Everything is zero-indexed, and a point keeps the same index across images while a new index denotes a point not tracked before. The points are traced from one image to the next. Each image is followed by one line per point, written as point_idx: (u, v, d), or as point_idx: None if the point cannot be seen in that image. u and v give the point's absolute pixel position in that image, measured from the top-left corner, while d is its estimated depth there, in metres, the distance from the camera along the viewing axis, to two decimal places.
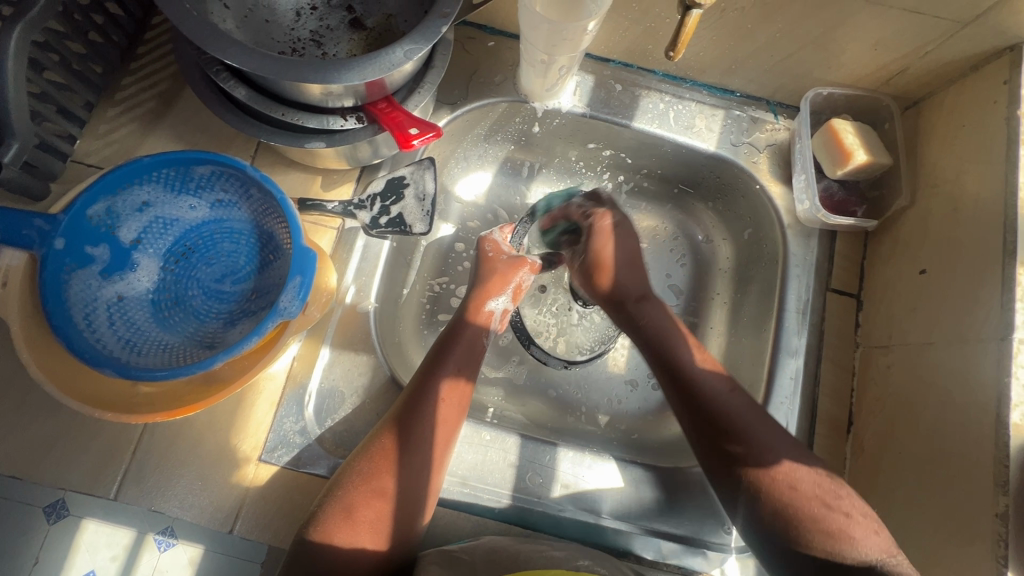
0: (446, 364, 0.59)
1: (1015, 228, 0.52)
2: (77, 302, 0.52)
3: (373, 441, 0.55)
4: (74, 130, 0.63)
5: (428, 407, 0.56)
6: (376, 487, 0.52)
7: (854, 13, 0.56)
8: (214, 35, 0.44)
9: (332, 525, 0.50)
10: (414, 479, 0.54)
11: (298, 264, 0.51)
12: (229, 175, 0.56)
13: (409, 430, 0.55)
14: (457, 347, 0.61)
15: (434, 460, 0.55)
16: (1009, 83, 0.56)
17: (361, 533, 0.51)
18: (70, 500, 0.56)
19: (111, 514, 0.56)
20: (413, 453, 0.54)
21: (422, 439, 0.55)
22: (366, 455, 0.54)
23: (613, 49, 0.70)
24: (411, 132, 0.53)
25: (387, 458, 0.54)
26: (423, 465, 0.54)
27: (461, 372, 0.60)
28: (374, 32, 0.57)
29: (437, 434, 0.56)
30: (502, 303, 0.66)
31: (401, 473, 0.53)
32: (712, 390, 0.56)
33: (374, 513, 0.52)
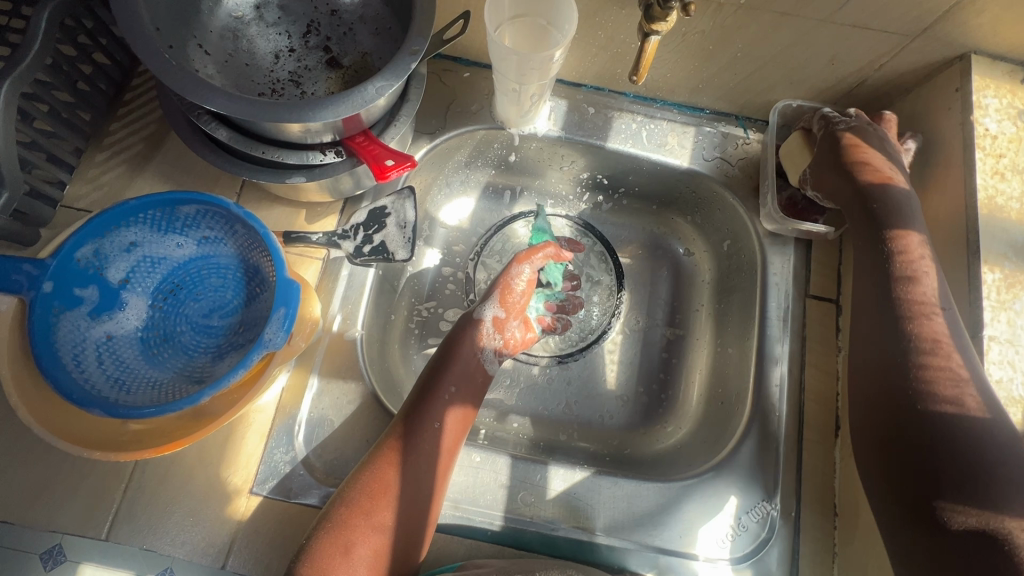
0: (443, 391, 0.60)
1: (976, 228, 0.54)
2: (67, 343, 0.53)
3: (369, 470, 0.55)
4: (64, 176, 0.65)
5: (426, 433, 0.57)
6: (371, 520, 0.53)
7: (808, 31, 0.59)
8: (193, 82, 0.46)
9: (325, 557, 0.50)
10: (410, 507, 0.54)
11: (282, 296, 0.52)
12: (214, 213, 0.58)
13: (406, 460, 0.56)
14: (453, 369, 0.62)
15: (432, 485, 0.56)
16: (960, 91, 0.58)
17: (356, 566, 0.51)
18: (66, 547, 0.56)
19: (107, 562, 0.55)
20: (412, 479, 0.55)
21: (420, 465, 0.56)
22: (361, 487, 0.54)
23: (584, 74, 0.73)
24: (388, 163, 0.54)
25: (384, 488, 0.54)
26: (420, 491, 0.55)
27: (460, 395, 0.61)
28: (350, 70, 0.60)
29: (433, 458, 0.57)
30: (490, 310, 0.67)
31: (397, 503, 0.54)
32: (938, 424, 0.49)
33: (370, 545, 0.52)
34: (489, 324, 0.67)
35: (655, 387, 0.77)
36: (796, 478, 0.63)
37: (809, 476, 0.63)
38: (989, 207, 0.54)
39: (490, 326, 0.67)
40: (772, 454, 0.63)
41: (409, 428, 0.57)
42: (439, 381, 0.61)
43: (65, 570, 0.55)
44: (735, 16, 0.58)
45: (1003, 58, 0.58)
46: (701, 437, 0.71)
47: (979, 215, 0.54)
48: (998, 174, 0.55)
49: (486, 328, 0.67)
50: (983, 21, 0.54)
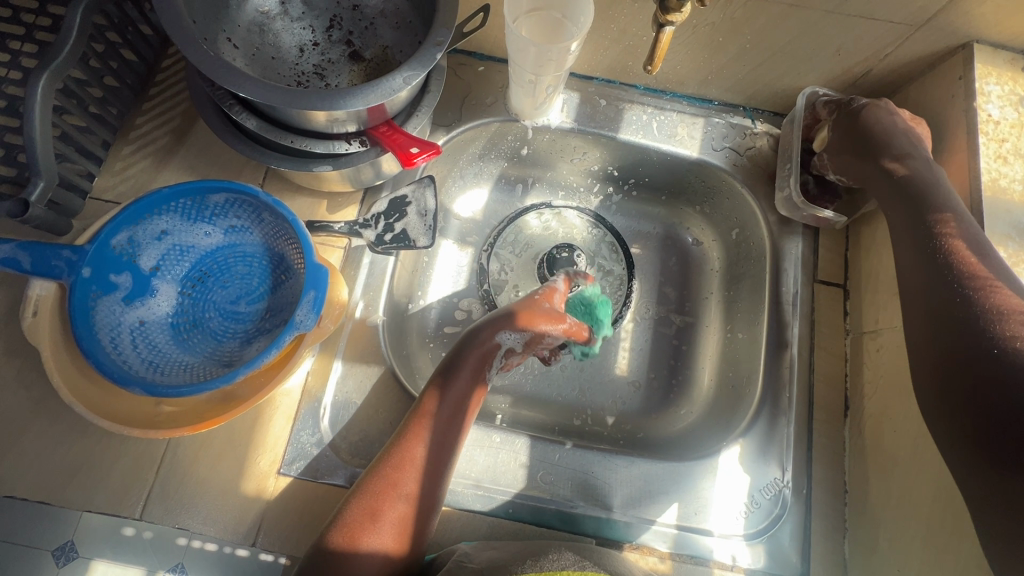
0: (461, 372, 0.62)
1: (981, 210, 0.56)
2: (103, 327, 0.55)
3: (395, 445, 0.57)
4: (93, 168, 0.67)
5: (444, 406, 0.59)
6: (397, 490, 0.54)
7: (816, 22, 0.61)
8: (228, 71, 0.47)
9: (358, 527, 0.51)
10: (435, 475, 0.56)
11: (311, 280, 0.54)
12: (242, 202, 0.60)
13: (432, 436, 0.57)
14: (469, 351, 0.64)
15: (450, 454, 0.58)
16: (964, 79, 0.60)
17: (383, 533, 0.52)
18: (79, 542, 0.56)
19: (120, 558, 0.56)
20: (435, 453, 0.57)
21: (440, 435, 0.58)
22: (388, 461, 0.56)
23: (596, 67, 0.75)
24: (413, 151, 0.56)
25: (410, 459, 0.55)
26: (444, 461, 0.57)
27: (479, 373, 0.63)
28: (372, 63, 0.62)
29: (453, 430, 0.59)
30: (509, 339, 0.66)
31: (423, 473, 0.55)
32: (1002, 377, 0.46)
33: (398, 514, 0.53)
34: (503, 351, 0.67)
35: (666, 373, 0.78)
36: (807, 457, 0.65)
37: (820, 455, 0.65)
38: (993, 190, 0.56)
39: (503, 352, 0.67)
40: (783, 433, 0.65)
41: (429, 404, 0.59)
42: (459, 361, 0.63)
43: (76, 567, 0.56)
44: (744, 8, 0.60)
45: (1005, 47, 0.60)
46: (714, 420, 0.72)
47: (983, 197, 0.56)
48: (1001, 158, 0.57)
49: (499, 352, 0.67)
50: (985, 11, 0.56)
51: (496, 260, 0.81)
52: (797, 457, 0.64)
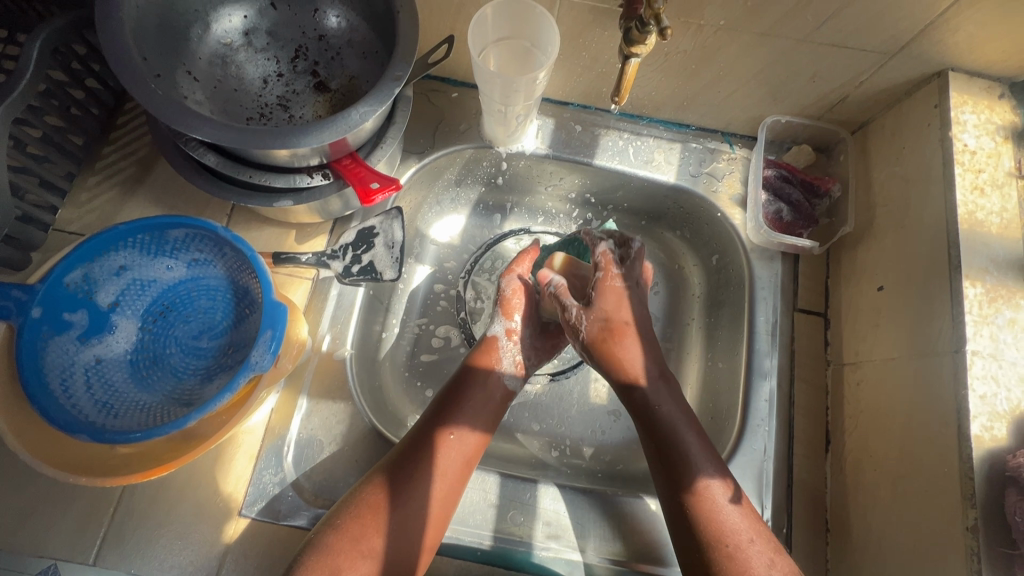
0: (451, 429, 0.58)
1: (958, 243, 0.54)
2: (54, 368, 0.53)
3: (361, 497, 0.54)
4: (56, 200, 0.66)
5: (428, 461, 0.56)
6: (360, 545, 0.52)
7: (788, 50, 0.60)
8: (178, 111, 0.46)
9: None
10: (403, 533, 0.54)
11: (269, 319, 0.52)
12: (202, 236, 0.58)
13: (399, 482, 0.55)
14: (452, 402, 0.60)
15: (432, 509, 0.55)
16: (939, 107, 0.59)
17: None
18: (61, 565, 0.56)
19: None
20: (404, 505, 0.54)
21: (408, 515, 0.54)
22: (351, 512, 0.54)
23: (570, 93, 0.74)
24: (373, 187, 0.55)
25: (376, 513, 0.53)
26: (410, 545, 0.54)
27: (480, 408, 0.61)
28: (338, 93, 0.61)
29: (430, 503, 0.55)
30: (505, 327, 0.66)
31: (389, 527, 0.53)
32: (677, 433, 0.56)
33: (359, 570, 0.51)
34: (506, 338, 0.66)
35: None
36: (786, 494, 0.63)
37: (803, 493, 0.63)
38: (970, 222, 0.55)
39: (508, 342, 0.65)
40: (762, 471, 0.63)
41: (409, 453, 0.57)
42: (438, 430, 0.58)
43: None
44: (715, 37, 0.59)
45: (981, 75, 0.59)
46: None
47: (960, 230, 0.54)
48: (978, 189, 0.56)
49: (505, 343, 0.65)
50: (958, 39, 0.55)
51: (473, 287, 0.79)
52: (776, 495, 0.62)
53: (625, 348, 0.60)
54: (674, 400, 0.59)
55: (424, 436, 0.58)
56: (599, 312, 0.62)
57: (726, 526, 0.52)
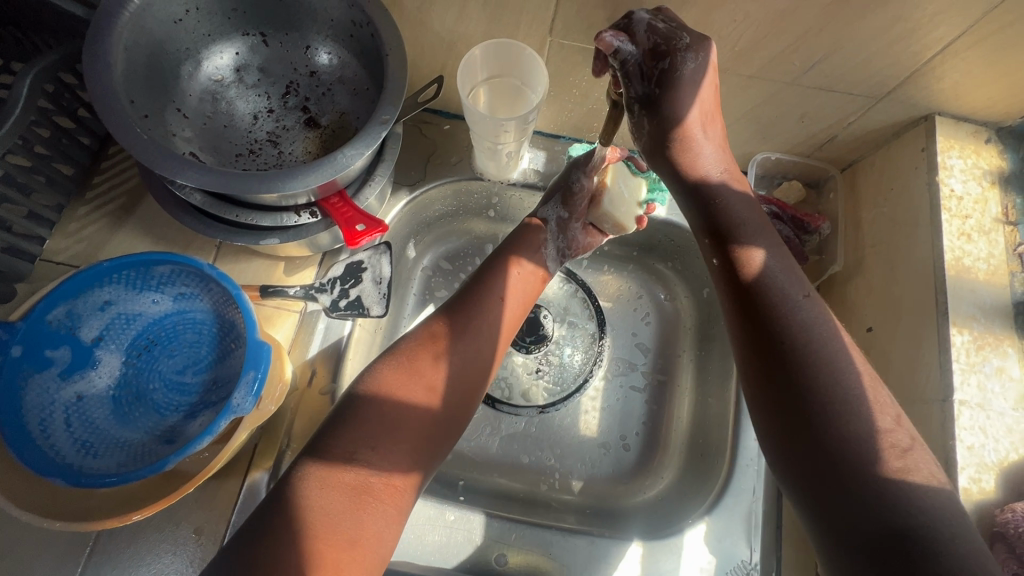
0: (497, 281, 0.62)
1: (945, 289, 0.54)
2: (33, 407, 0.53)
3: (415, 347, 0.56)
4: (43, 231, 0.66)
5: (482, 314, 0.60)
6: (421, 388, 0.54)
7: (776, 92, 0.60)
8: (163, 155, 0.46)
9: (374, 426, 0.50)
10: (460, 380, 0.57)
11: (251, 359, 0.52)
12: (188, 271, 0.58)
13: (455, 335, 0.58)
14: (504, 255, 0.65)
15: (482, 362, 0.59)
16: (926, 150, 0.59)
17: (403, 432, 0.51)
18: None
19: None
20: (459, 360, 0.57)
21: (467, 359, 0.57)
22: (408, 356, 0.56)
23: (561, 127, 0.74)
24: (358, 229, 0.55)
25: (433, 362, 0.55)
26: (471, 368, 0.58)
27: (529, 274, 0.65)
28: (328, 130, 0.61)
29: (482, 350, 0.59)
30: (555, 213, 0.69)
31: (450, 376, 0.56)
32: (781, 283, 0.48)
33: (422, 414, 0.53)
34: (552, 225, 0.69)
35: (636, 435, 0.76)
36: (775, 535, 0.63)
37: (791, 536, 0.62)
38: (958, 268, 0.55)
39: (553, 227, 0.69)
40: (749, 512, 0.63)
41: (461, 314, 0.59)
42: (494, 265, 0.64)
43: None
44: None
45: (967, 120, 0.60)
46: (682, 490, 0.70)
47: (947, 275, 0.54)
48: (965, 235, 0.56)
49: (550, 228, 0.68)
50: (944, 86, 0.56)
51: None
52: None
53: (727, 211, 0.52)
54: (799, 268, 0.49)
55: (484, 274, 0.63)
56: (715, 161, 0.54)
57: (860, 451, 0.41)
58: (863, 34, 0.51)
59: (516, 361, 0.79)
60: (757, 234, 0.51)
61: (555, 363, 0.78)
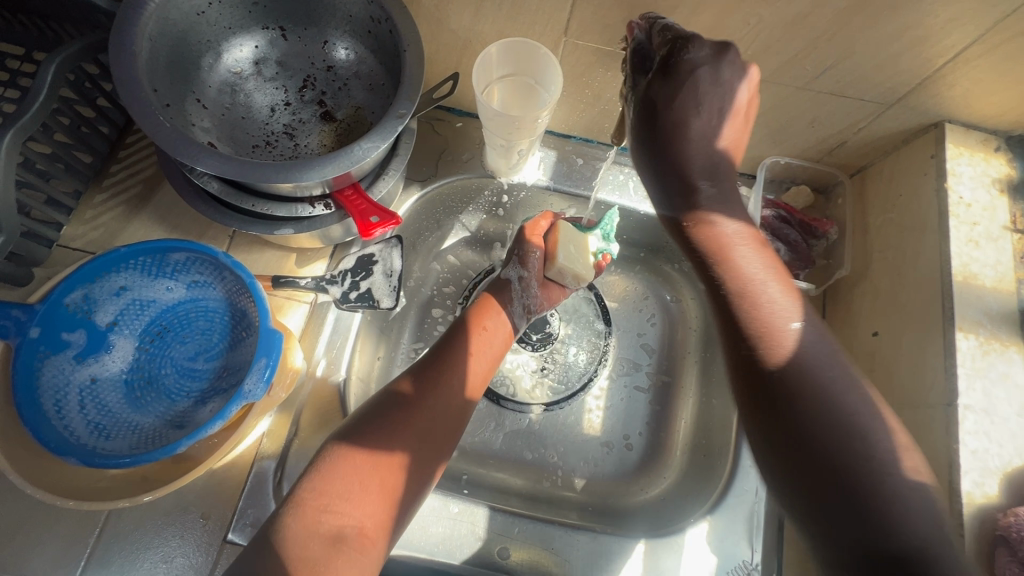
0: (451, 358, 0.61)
1: (951, 296, 0.54)
2: (49, 388, 0.54)
3: (378, 410, 0.56)
4: (61, 217, 0.67)
5: (441, 386, 0.59)
6: (382, 451, 0.53)
7: (787, 96, 0.61)
8: (184, 143, 0.47)
9: (333, 486, 0.49)
10: (419, 448, 0.55)
11: (263, 346, 0.53)
12: (203, 260, 0.59)
13: (417, 401, 0.57)
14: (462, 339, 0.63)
15: (444, 432, 0.57)
16: (935, 157, 0.60)
17: (366, 491, 0.50)
18: None
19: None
20: (419, 427, 0.56)
21: (425, 428, 0.56)
22: (371, 418, 0.55)
23: (572, 127, 0.75)
24: (372, 220, 0.55)
25: (394, 424, 0.55)
26: (429, 444, 0.56)
27: (477, 354, 0.63)
28: (343, 123, 0.62)
29: (439, 421, 0.57)
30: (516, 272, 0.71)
31: (410, 441, 0.54)
32: (775, 319, 0.49)
33: (381, 477, 0.51)
34: (517, 284, 0.71)
35: (639, 434, 0.76)
36: (778, 537, 0.63)
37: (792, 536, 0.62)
38: (965, 276, 0.55)
39: (518, 286, 0.71)
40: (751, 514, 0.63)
41: (420, 383, 0.59)
42: (443, 351, 0.62)
43: None
44: None
45: (977, 128, 0.60)
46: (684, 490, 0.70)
47: (954, 283, 0.55)
48: (973, 241, 0.56)
49: (516, 287, 0.71)
50: (955, 93, 0.56)
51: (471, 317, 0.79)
52: None
53: (739, 268, 0.52)
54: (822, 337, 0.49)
55: (440, 354, 0.61)
56: (735, 224, 0.53)
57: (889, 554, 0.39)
58: (874, 41, 0.52)
59: (522, 359, 0.80)
60: (750, 263, 0.52)
61: (560, 362, 0.79)
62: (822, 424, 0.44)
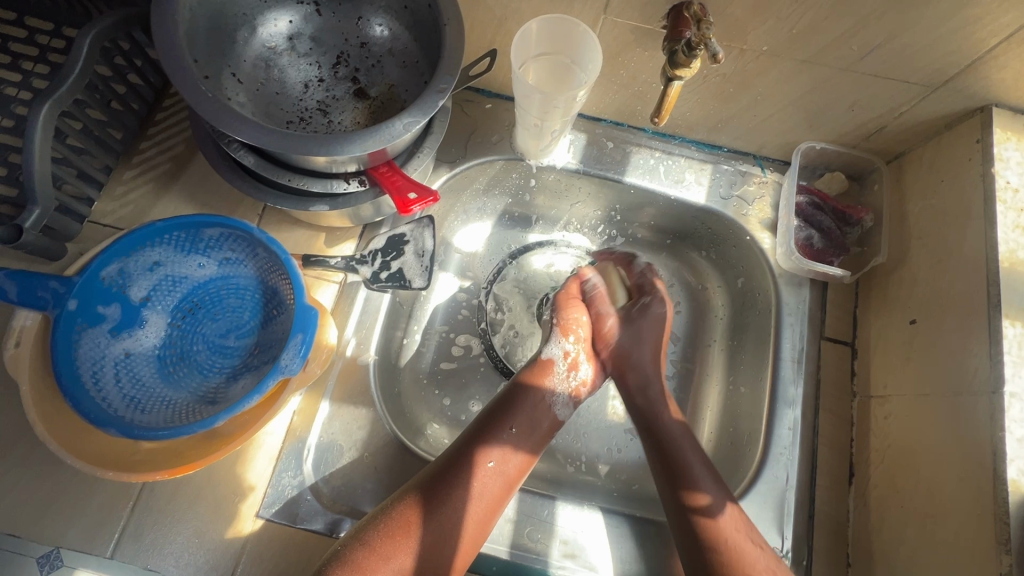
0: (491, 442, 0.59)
1: (997, 283, 0.54)
2: (86, 360, 0.54)
3: (393, 511, 0.55)
4: (92, 192, 0.67)
5: (463, 479, 0.57)
6: (389, 560, 0.53)
7: (830, 78, 0.59)
8: (226, 113, 0.47)
9: None
10: (430, 547, 0.54)
11: (300, 323, 0.53)
12: (237, 236, 0.59)
13: (434, 499, 0.56)
14: (505, 431, 0.60)
15: (462, 529, 0.56)
16: (981, 142, 0.59)
17: None
18: (64, 551, 0.56)
19: (105, 574, 0.55)
20: (433, 536, 0.55)
21: (442, 533, 0.55)
22: (383, 524, 0.54)
23: (604, 110, 0.74)
24: (410, 197, 0.55)
25: (406, 532, 0.54)
26: (433, 569, 0.54)
27: (519, 443, 0.60)
28: (377, 101, 0.61)
29: (458, 517, 0.56)
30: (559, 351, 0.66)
31: (419, 547, 0.54)
32: (685, 454, 0.61)
33: None
34: (562, 362, 0.66)
35: None
36: (807, 527, 0.61)
37: (823, 524, 0.61)
38: (1011, 262, 0.54)
39: (563, 367, 0.66)
40: (783, 502, 0.62)
41: (441, 482, 0.57)
42: (482, 447, 0.59)
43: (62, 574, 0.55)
44: (757, 61, 0.59)
45: None
46: None
47: (1000, 270, 0.54)
48: (1019, 228, 0.55)
49: (559, 368, 0.66)
50: (1005, 76, 0.55)
51: (495, 299, 0.79)
52: (797, 527, 0.61)
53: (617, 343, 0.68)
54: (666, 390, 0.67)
55: (459, 464, 0.58)
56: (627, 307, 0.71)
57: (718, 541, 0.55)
58: (927, 20, 0.50)
59: None
60: (671, 429, 0.63)
61: None
62: (692, 533, 0.56)
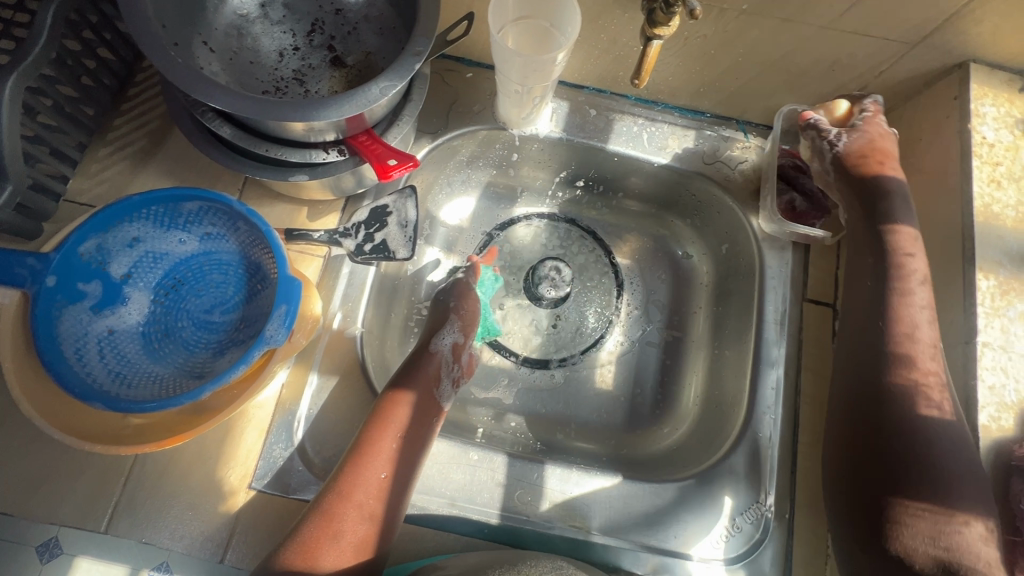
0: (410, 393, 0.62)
1: (972, 236, 0.55)
2: (69, 337, 0.53)
3: (348, 463, 0.56)
4: (67, 170, 0.65)
5: (393, 424, 0.59)
6: (355, 506, 0.55)
7: (809, 38, 0.59)
8: (198, 80, 0.46)
9: (317, 548, 0.52)
10: (385, 491, 0.56)
11: (283, 293, 0.53)
12: (216, 210, 0.58)
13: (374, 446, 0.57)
14: (418, 384, 0.63)
15: (406, 466, 0.58)
16: (959, 99, 0.59)
17: (346, 551, 0.53)
18: (63, 539, 0.56)
19: (104, 558, 0.56)
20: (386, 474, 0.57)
21: (389, 475, 0.57)
22: (340, 476, 0.56)
23: (586, 77, 0.73)
24: (390, 163, 0.55)
25: (361, 478, 0.56)
26: (392, 509, 0.56)
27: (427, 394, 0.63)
28: (354, 69, 0.60)
29: (396, 461, 0.58)
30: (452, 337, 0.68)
31: (376, 489, 0.56)
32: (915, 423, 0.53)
33: (355, 531, 0.54)
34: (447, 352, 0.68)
35: (650, 388, 0.77)
36: (791, 481, 0.63)
37: (804, 478, 0.63)
38: (986, 215, 0.55)
39: (448, 355, 0.68)
40: (766, 459, 0.63)
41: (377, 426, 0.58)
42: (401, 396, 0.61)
43: (63, 563, 0.56)
44: (736, 21, 0.58)
45: (1002, 68, 0.59)
46: (697, 439, 0.71)
47: (975, 223, 0.55)
48: (995, 182, 0.56)
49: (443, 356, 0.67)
50: (982, 31, 0.55)
51: None
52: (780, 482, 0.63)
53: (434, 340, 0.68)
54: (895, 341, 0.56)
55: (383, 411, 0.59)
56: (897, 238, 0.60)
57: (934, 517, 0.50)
58: None
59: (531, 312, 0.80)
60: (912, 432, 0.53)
61: (570, 322, 0.80)
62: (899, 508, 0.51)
